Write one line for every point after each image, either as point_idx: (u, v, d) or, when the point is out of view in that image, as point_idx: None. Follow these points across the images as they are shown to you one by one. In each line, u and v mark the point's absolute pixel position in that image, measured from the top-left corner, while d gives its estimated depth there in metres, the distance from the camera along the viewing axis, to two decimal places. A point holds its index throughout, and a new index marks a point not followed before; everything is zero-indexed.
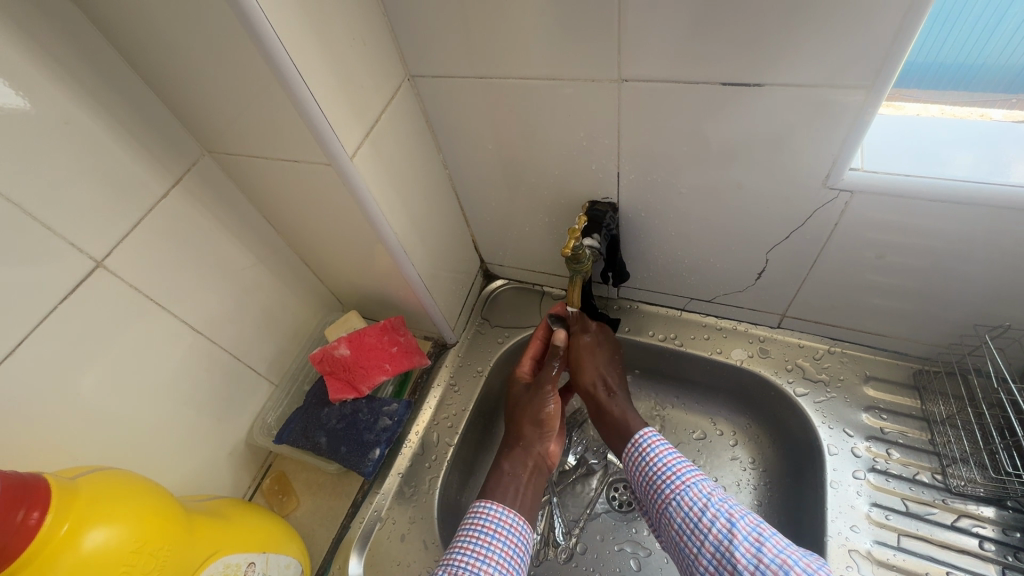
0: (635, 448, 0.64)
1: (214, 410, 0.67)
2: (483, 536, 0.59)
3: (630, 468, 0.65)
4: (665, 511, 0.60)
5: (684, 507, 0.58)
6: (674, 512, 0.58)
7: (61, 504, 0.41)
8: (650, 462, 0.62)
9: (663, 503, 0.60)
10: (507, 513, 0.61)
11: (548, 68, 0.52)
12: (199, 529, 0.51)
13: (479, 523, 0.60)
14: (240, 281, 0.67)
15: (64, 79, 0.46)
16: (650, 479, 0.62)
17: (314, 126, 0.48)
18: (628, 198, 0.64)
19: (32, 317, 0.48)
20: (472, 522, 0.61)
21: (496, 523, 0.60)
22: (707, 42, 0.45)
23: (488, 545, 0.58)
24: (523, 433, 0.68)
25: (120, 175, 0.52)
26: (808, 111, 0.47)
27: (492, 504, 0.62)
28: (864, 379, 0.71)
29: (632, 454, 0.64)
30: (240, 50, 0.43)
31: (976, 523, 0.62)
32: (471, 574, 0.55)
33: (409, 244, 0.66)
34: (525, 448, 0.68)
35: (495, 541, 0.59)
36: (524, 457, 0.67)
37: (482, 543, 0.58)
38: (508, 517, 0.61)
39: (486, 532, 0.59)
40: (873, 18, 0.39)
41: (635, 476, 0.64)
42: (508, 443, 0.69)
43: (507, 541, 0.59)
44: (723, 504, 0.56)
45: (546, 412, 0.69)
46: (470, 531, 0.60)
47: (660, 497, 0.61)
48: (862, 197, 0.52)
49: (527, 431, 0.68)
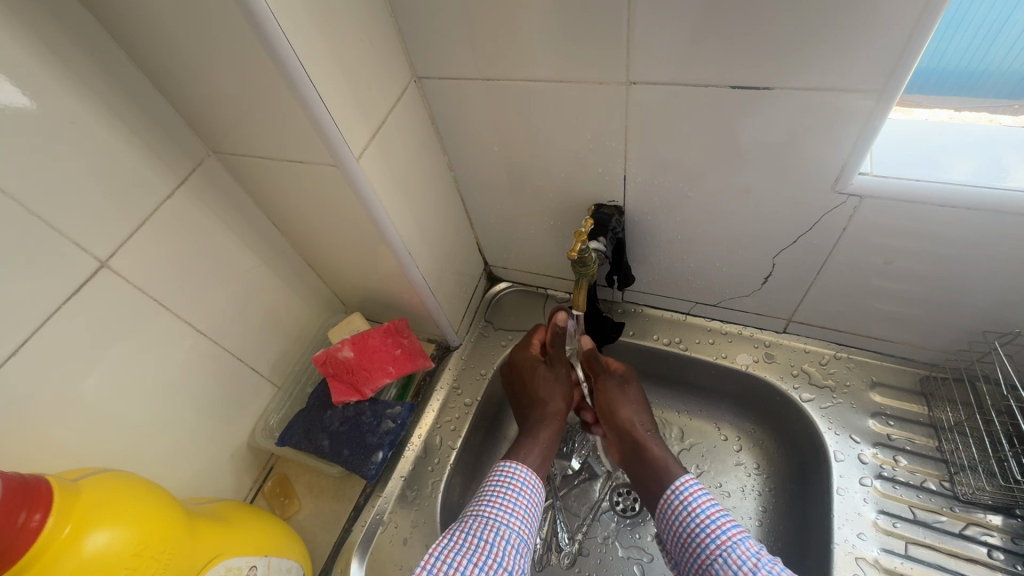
0: (676, 496, 0.61)
1: (217, 412, 0.67)
2: (510, 492, 0.60)
3: (668, 519, 0.61)
4: (709, 568, 0.55)
5: (731, 564, 0.54)
6: (720, 570, 0.54)
7: (62, 506, 0.41)
8: (692, 513, 0.59)
9: (707, 560, 0.56)
10: (530, 475, 0.62)
11: (556, 71, 0.52)
12: (201, 532, 0.51)
13: (506, 480, 0.61)
14: (244, 283, 0.66)
15: (70, 77, 0.45)
16: (691, 531, 0.58)
17: (320, 127, 0.48)
18: (633, 202, 0.64)
19: (34, 318, 0.47)
20: (499, 479, 0.62)
21: (522, 482, 0.61)
22: (716, 44, 0.45)
23: (515, 501, 0.59)
24: (552, 407, 0.69)
25: (125, 175, 0.51)
26: (817, 114, 0.46)
27: (517, 465, 0.63)
28: (870, 385, 0.70)
29: (672, 503, 0.61)
30: (247, 49, 0.42)
31: (984, 531, 0.61)
32: (500, 525, 0.57)
33: (413, 246, 0.66)
34: (552, 421, 0.68)
35: (520, 497, 0.60)
36: (549, 427, 0.68)
37: (510, 497, 0.59)
38: (531, 479, 0.62)
39: (513, 488, 0.60)
40: (885, 22, 0.39)
41: (674, 528, 0.60)
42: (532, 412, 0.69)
43: (529, 499, 0.61)
44: (773, 564, 0.52)
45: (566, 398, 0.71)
46: (497, 486, 0.61)
47: (704, 553, 0.56)
48: (871, 202, 0.51)
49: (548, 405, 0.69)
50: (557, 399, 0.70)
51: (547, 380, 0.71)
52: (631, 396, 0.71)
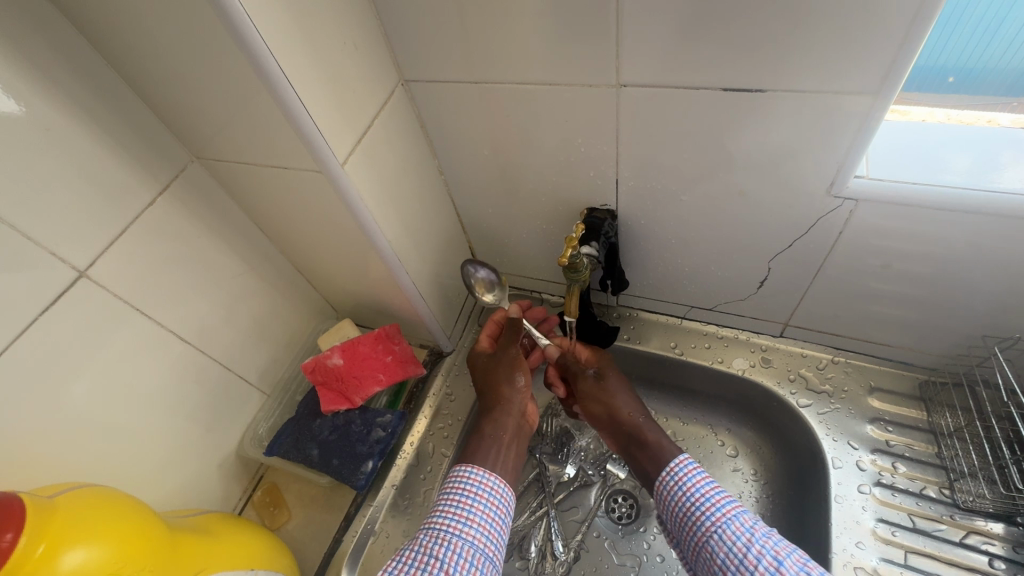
0: (671, 477, 0.61)
1: (203, 422, 0.65)
2: (464, 499, 0.59)
3: (665, 500, 0.61)
4: (706, 546, 0.56)
5: (726, 540, 0.55)
6: (716, 546, 0.55)
7: (35, 525, 0.40)
8: (687, 493, 0.59)
9: (703, 537, 0.57)
10: (489, 476, 0.61)
11: (546, 73, 0.51)
12: (180, 548, 0.49)
13: (461, 487, 0.60)
14: (230, 290, 0.65)
15: (46, 83, 0.44)
16: (687, 510, 0.59)
17: (302, 132, 0.46)
18: (626, 206, 0.62)
19: (9, 329, 0.46)
20: (453, 488, 0.60)
21: (478, 487, 0.60)
22: (707, 46, 0.44)
23: (470, 508, 0.58)
24: (502, 398, 0.69)
25: (103, 182, 0.50)
26: (813, 116, 0.45)
27: (473, 468, 0.61)
28: (868, 390, 0.69)
29: (668, 484, 0.61)
30: (224, 53, 0.41)
31: (985, 540, 0.60)
32: (452, 537, 0.55)
33: (402, 250, 0.65)
34: (506, 410, 0.68)
35: (476, 504, 0.58)
36: (506, 419, 0.67)
37: (464, 506, 0.58)
38: (489, 480, 0.61)
39: (467, 495, 0.59)
40: (878, 24, 0.38)
41: (670, 507, 0.61)
42: (486, 408, 0.69)
43: (488, 504, 0.59)
44: (768, 539, 0.53)
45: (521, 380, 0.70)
46: (452, 495, 0.60)
47: (700, 530, 0.57)
48: (868, 205, 0.50)
49: (505, 395, 0.69)
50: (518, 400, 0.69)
51: (497, 370, 0.71)
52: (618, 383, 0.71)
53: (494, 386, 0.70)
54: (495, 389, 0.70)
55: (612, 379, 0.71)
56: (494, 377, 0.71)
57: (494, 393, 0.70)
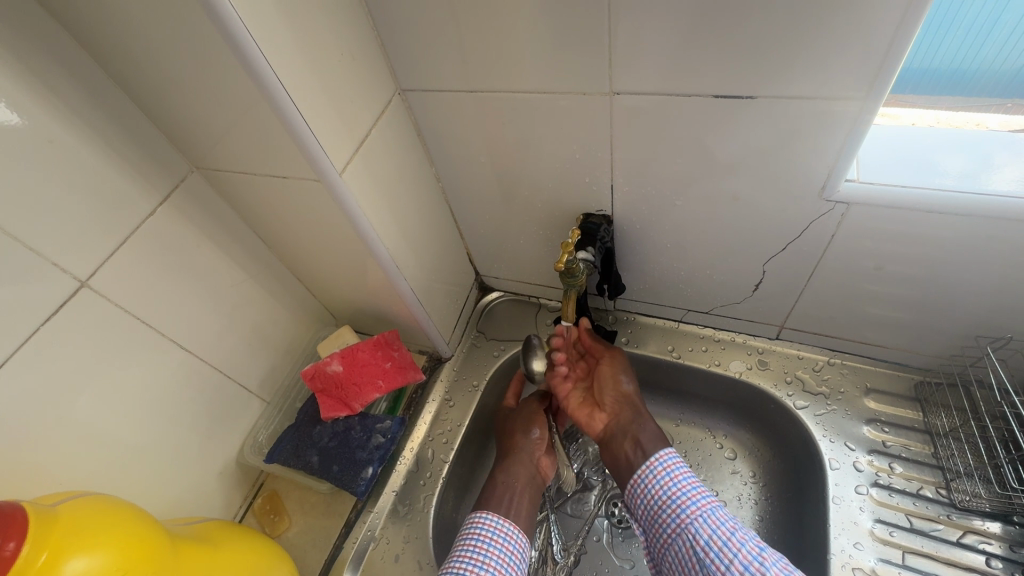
0: (658, 464, 0.63)
1: (203, 430, 0.66)
2: (479, 544, 0.61)
3: (643, 488, 0.63)
4: (687, 529, 0.58)
5: (711, 524, 0.57)
6: (699, 528, 0.57)
7: (38, 534, 0.40)
8: (673, 479, 0.62)
9: (686, 519, 0.59)
10: (503, 523, 0.63)
11: (541, 82, 0.52)
12: (182, 556, 0.50)
13: (477, 532, 0.62)
14: (230, 298, 0.66)
15: (47, 96, 0.45)
16: (670, 496, 0.61)
17: (301, 142, 0.47)
18: (621, 211, 0.63)
19: (11, 339, 0.46)
20: (470, 533, 0.63)
21: (493, 531, 0.62)
22: (698, 54, 0.45)
23: (485, 553, 0.60)
24: (517, 445, 0.72)
25: (106, 193, 0.51)
26: (802, 122, 0.46)
27: (489, 514, 0.64)
28: (864, 392, 0.70)
29: (652, 471, 0.63)
30: (224, 66, 0.42)
31: (983, 539, 0.61)
32: None
33: (401, 258, 0.65)
34: (519, 458, 0.71)
35: (492, 548, 0.61)
36: (519, 467, 0.70)
37: (480, 551, 0.60)
38: (504, 527, 0.63)
39: (483, 541, 0.61)
40: (863, 32, 0.39)
41: (648, 494, 0.63)
42: (501, 457, 0.72)
43: (502, 549, 0.61)
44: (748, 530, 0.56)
45: (535, 431, 0.73)
46: (469, 540, 0.62)
47: (683, 513, 0.59)
48: (859, 208, 0.51)
49: (518, 443, 0.72)
50: (533, 447, 0.72)
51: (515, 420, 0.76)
52: (623, 366, 0.73)
53: (510, 435, 0.74)
54: (510, 437, 0.73)
55: (618, 361, 0.73)
56: (511, 427, 0.75)
57: (509, 441, 0.73)
